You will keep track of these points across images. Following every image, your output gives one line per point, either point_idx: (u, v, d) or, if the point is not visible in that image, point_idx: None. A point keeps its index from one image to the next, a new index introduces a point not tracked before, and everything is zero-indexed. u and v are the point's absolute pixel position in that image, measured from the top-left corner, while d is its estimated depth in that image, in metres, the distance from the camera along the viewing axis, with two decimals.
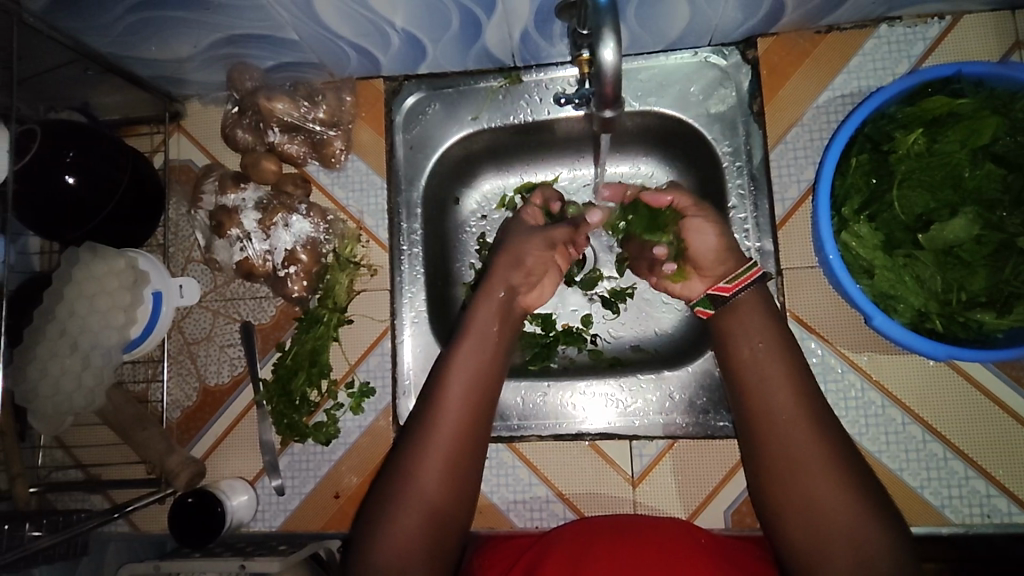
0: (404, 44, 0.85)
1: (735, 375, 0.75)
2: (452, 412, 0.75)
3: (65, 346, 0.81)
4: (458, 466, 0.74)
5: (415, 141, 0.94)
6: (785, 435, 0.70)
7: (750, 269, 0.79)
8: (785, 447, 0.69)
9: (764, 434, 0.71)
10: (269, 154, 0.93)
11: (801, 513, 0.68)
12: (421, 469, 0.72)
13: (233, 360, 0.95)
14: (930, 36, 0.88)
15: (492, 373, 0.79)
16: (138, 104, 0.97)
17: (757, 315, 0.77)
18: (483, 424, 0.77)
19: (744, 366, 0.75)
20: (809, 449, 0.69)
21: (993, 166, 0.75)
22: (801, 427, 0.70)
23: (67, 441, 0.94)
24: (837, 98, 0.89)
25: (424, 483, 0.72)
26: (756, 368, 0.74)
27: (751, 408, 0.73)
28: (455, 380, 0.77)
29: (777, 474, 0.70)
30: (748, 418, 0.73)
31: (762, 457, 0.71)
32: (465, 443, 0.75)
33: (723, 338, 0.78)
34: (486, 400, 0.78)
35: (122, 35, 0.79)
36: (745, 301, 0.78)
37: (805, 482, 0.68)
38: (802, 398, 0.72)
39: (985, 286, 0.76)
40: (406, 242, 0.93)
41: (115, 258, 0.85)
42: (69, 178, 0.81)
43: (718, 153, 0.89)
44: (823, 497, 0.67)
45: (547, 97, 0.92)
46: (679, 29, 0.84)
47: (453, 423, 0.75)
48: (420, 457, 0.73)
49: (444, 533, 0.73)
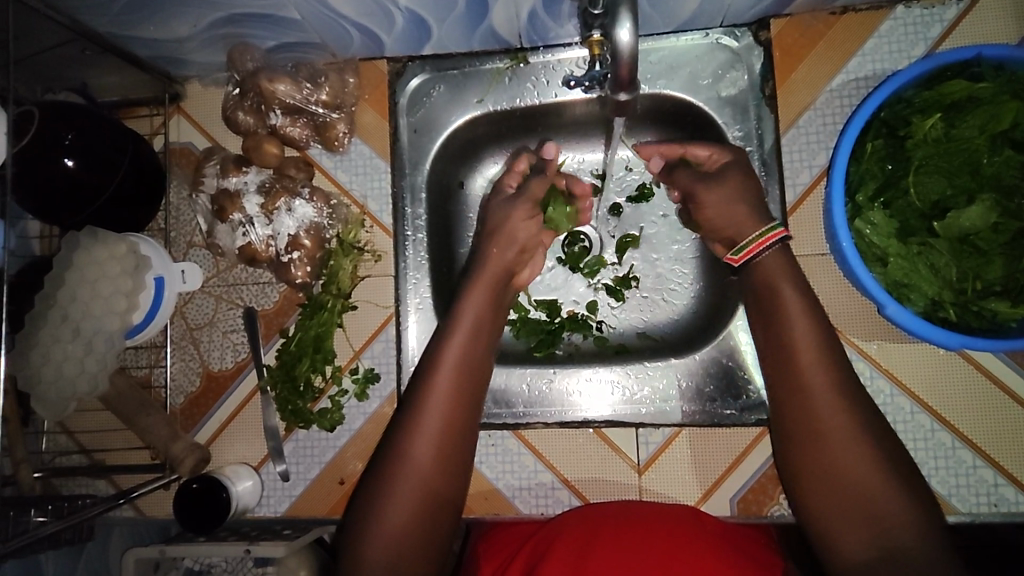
0: (408, 24, 0.83)
1: (773, 353, 0.75)
2: (438, 389, 0.76)
3: (67, 331, 0.80)
4: (443, 464, 0.74)
5: (419, 124, 0.92)
6: (820, 416, 0.70)
7: (766, 234, 0.77)
8: (820, 427, 0.70)
9: (800, 416, 0.72)
10: (270, 137, 0.91)
11: (831, 495, 0.69)
12: (407, 462, 0.73)
13: (236, 346, 0.94)
14: (947, 18, 0.85)
15: (471, 366, 0.79)
16: (137, 85, 0.95)
17: (795, 294, 0.75)
18: (468, 398, 0.78)
19: (773, 347, 0.75)
20: (845, 434, 0.69)
21: (1012, 153, 0.74)
22: (836, 409, 0.70)
23: (70, 426, 0.94)
24: (851, 81, 0.87)
25: (413, 483, 0.72)
26: (786, 344, 0.74)
27: (787, 389, 0.73)
28: (432, 379, 0.77)
29: (805, 456, 0.71)
30: (784, 399, 0.73)
31: (796, 442, 0.72)
32: (446, 440, 0.75)
33: (761, 315, 0.77)
34: (472, 375, 0.78)
35: (120, 13, 0.77)
36: (784, 270, 0.77)
37: (837, 466, 0.69)
38: (817, 388, 0.71)
39: (1003, 274, 0.74)
40: (410, 227, 0.92)
41: (116, 242, 0.84)
42: (68, 161, 0.80)
43: (728, 137, 0.88)
44: (852, 484, 0.68)
45: (555, 79, 0.90)
46: (691, 10, 0.82)
47: (440, 402, 0.76)
48: (405, 449, 0.74)
49: (434, 533, 0.72)
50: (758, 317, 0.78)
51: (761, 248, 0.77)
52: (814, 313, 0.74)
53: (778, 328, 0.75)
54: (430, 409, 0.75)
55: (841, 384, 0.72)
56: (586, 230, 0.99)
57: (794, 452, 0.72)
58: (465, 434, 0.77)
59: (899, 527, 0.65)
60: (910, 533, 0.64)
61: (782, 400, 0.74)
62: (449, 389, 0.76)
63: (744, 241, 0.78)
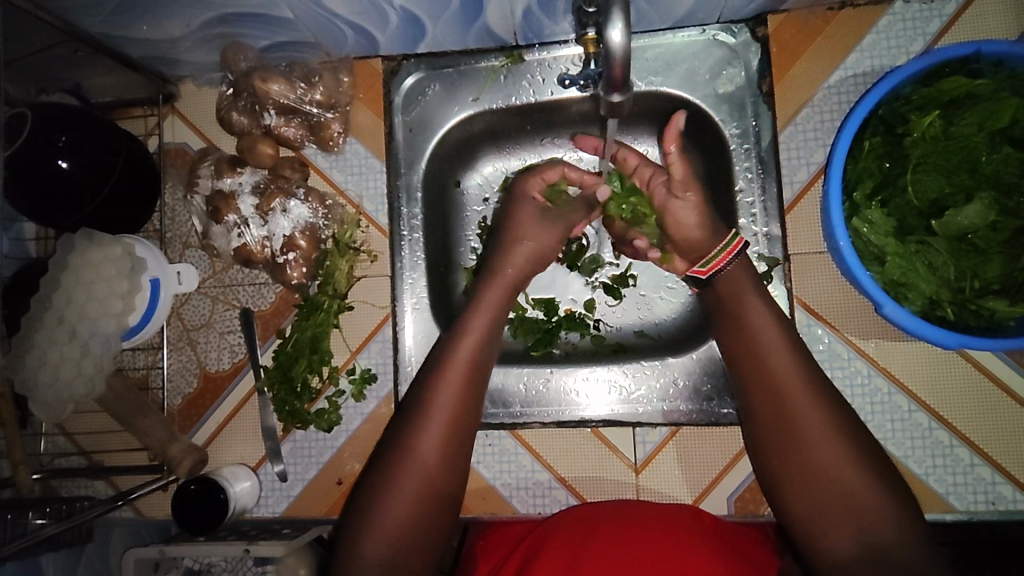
0: (403, 22, 0.82)
1: (741, 356, 0.76)
2: (441, 387, 0.76)
3: (63, 333, 0.80)
4: (444, 460, 0.74)
5: (414, 123, 0.91)
6: (794, 417, 0.71)
7: (727, 246, 0.79)
8: (795, 422, 0.71)
9: (783, 416, 0.72)
10: (265, 137, 0.91)
11: (808, 492, 0.69)
12: (409, 459, 0.73)
13: (233, 347, 0.94)
14: (947, 13, 0.85)
15: (477, 367, 0.78)
16: (131, 86, 0.94)
17: (756, 296, 0.77)
18: (472, 396, 0.78)
19: (744, 349, 0.75)
20: (821, 432, 0.70)
21: (1011, 150, 0.73)
22: (810, 408, 0.71)
23: (68, 427, 0.94)
24: (850, 78, 0.86)
25: (415, 482, 0.72)
26: (755, 347, 0.75)
27: (759, 390, 0.74)
28: (436, 379, 0.77)
29: (787, 456, 0.71)
30: (759, 400, 0.74)
31: (773, 443, 0.73)
32: (449, 439, 0.75)
33: (732, 320, 0.77)
34: (475, 372, 0.78)
35: (111, 14, 0.77)
36: (746, 276, 0.78)
37: (816, 464, 0.69)
38: (810, 390, 0.72)
39: (1000, 273, 0.74)
40: (406, 226, 0.91)
41: (110, 244, 0.84)
42: (62, 162, 0.79)
43: (726, 134, 0.87)
44: (836, 481, 0.68)
45: (551, 77, 0.90)
46: (687, 6, 0.81)
47: (442, 401, 0.76)
48: (407, 446, 0.73)
49: (430, 532, 0.72)
50: (726, 324, 0.78)
51: (727, 262, 0.78)
52: (789, 319, 0.76)
53: (746, 334, 0.76)
54: (434, 405, 0.75)
55: (814, 382, 0.72)
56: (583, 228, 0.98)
57: (772, 449, 0.73)
58: (467, 431, 0.77)
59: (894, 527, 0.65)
60: (889, 528, 0.65)
61: (754, 401, 0.74)
62: (454, 390, 0.76)
63: (712, 253, 0.79)
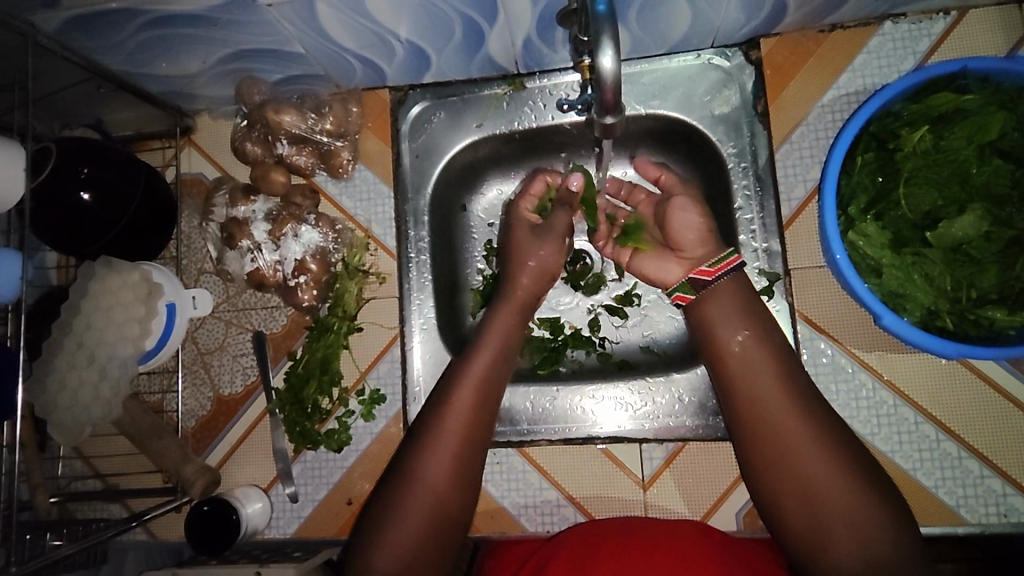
0: (409, 54, 0.86)
1: (727, 386, 0.77)
2: (459, 407, 0.78)
3: (82, 358, 0.82)
4: (457, 481, 0.77)
5: (421, 149, 0.95)
6: (780, 440, 0.72)
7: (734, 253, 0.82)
8: (785, 437, 0.72)
9: (759, 436, 0.74)
10: (277, 165, 0.95)
11: (805, 519, 0.70)
12: (422, 473, 0.75)
13: (246, 369, 0.96)
14: (935, 32, 0.87)
15: (488, 378, 0.81)
16: (149, 120, 0.99)
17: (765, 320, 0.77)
18: (486, 419, 0.80)
19: (732, 377, 0.77)
20: (810, 450, 0.71)
21: (1001, 162, 0.75)
22: (798, 424, 0.72)
23: (85, 451, 0.96)
24: (842, 97, 0.89)
25: (421, 503, 0.74)
26: (747, 374, 0.76)
27: (751, 407, 0.75)
28: (453, 398, 0.79)
29: (779, 475, 0.72)
30: (756, 418, 0.74)
31: (771, 461, 0.73)
32: (460, 457, 0.77)
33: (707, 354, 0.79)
34: (491, 395, 0.81)
35: (133, 52, 0.81)
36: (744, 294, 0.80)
37: (813, 481, 0.70)
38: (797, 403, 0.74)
39: (996, 283, 0.75)
40: (414, 249, 0.94)
41: (129, 270, 0.86)
42: (84, 194, 0.82)
43: (723, 154, 0.89)
44: (827, 498, 0.69)
45: (551, 102, 0.93)
46: (681, 32, 0.84)
47: (458, 421, 0.78)
48: (422, 460, 0.76)
49: (437, 551, 0.74)
50: (727, 343, 0.78)
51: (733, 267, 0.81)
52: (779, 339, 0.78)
53: (737, 365, 0.77)
54: (449, 424, 0.78)
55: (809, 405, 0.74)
56: (587, 249, 1.00)
57: (763, 469, 0.73)
58: (478, 452, 0.79)
59: (884, 538, 0.66)
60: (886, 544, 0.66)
61: (745, 420, 0.75)
62: (468, 407, 0.79)
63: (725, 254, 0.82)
